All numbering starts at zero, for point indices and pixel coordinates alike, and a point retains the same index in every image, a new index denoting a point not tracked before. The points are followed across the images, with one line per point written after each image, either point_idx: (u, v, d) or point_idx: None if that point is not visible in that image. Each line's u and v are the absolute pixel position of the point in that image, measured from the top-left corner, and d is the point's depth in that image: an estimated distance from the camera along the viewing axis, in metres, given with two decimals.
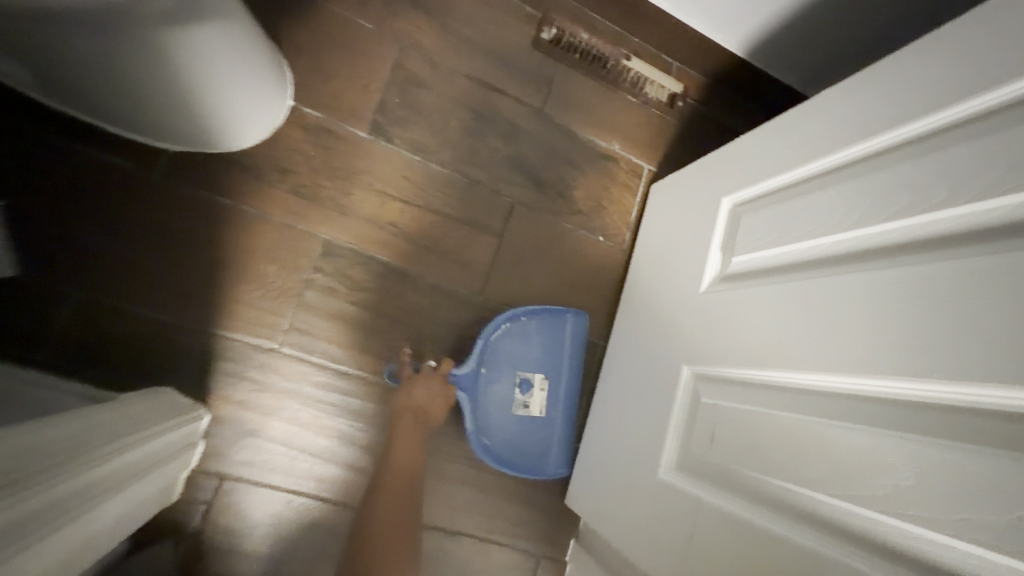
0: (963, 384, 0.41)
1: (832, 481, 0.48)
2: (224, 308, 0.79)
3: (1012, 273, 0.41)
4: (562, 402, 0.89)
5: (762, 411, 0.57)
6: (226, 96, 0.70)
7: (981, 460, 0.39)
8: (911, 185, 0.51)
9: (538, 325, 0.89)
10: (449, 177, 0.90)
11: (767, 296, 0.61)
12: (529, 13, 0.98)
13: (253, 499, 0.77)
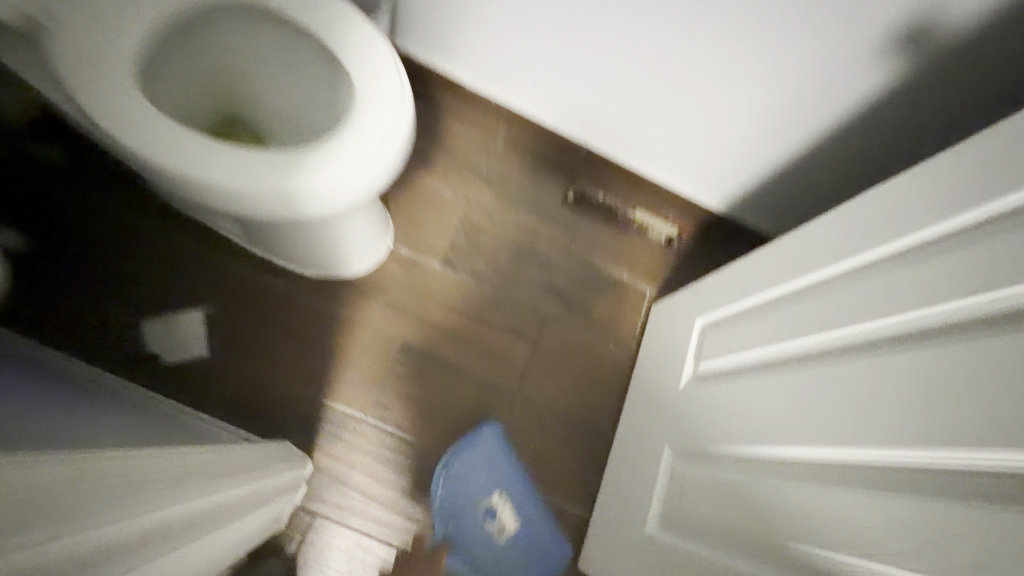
0: (916, 453, 0.52)
1: (830, 539, 0.57)
2: (331, 385, 1.09)
3: (937, 366, 0.52)
4: (525, 498, 1.12)
5: (773, 482, 0.67)
6: (351, 242, 1.04)
7: (933, 513, 0.48)
8: (860, 299, 0.64)
9: (470, 463, 1.10)
10: (496, 296, 1.23)
11: (764, 389, 0.74)
12: (560, 178, 1.35)
13: (336, 532, 1.02)
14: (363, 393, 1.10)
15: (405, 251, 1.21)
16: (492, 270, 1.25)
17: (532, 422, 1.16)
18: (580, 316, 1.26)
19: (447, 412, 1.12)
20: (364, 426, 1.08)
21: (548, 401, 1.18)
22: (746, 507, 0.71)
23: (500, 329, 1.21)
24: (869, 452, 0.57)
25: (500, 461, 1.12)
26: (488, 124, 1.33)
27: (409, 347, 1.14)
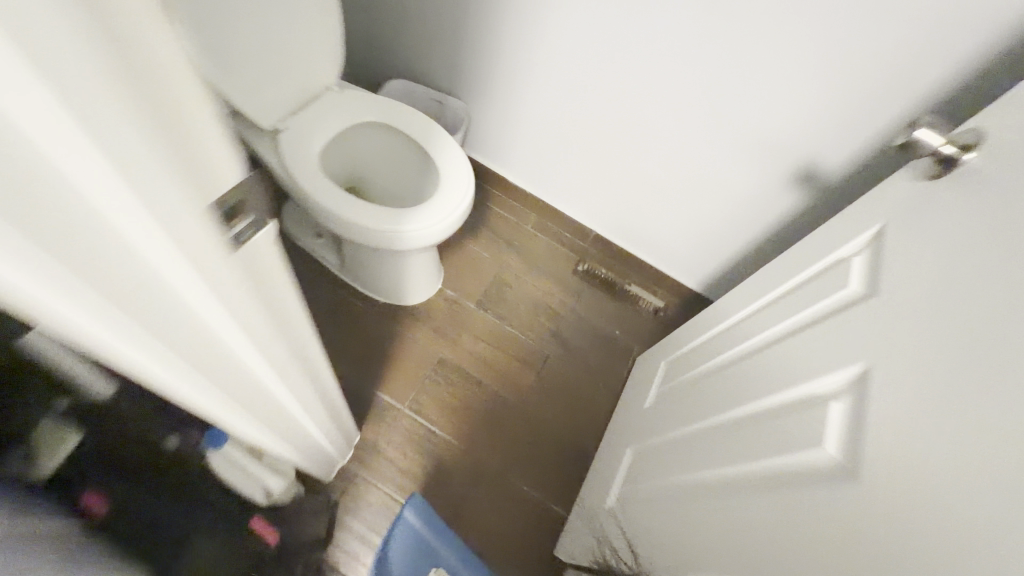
0: (783, 389, 0.77)
1: (724, 458, 0.79)
2: (382, 382, 1.44)
3: (805, 338, 0.79)
4: (462, 568, 1.10)
5: (697, 441, 0.90)
6: (412, 277, 1.46)
7: (785, 416, 0.72)
8: (772, 314, 0.93)
9: (397, 543, 1.10)
10: (514, 334, 1.59)
11: (705, 385, 1.00)
12: (573, 254, 1.78)
13: (368, 493, 1.31)
14: (405, 392, 1.43)
15: (452, 293, 1.61)
16: (514, 316, 1.63)
17: (532, 437, 1.45)
18: (578, 357, 1.60)
19: (467, 417, 1.44)
20: (402, 417, 1.40)
21: (547, 422, 1.48)
22: (681, 462, 0.92)
23: (515, 361, 1.55)
24: (736, 412, 0.85)
25: (428, 534, 1.11)
26: (524, 211, 1.81)
27: (444, 363, 1.49)
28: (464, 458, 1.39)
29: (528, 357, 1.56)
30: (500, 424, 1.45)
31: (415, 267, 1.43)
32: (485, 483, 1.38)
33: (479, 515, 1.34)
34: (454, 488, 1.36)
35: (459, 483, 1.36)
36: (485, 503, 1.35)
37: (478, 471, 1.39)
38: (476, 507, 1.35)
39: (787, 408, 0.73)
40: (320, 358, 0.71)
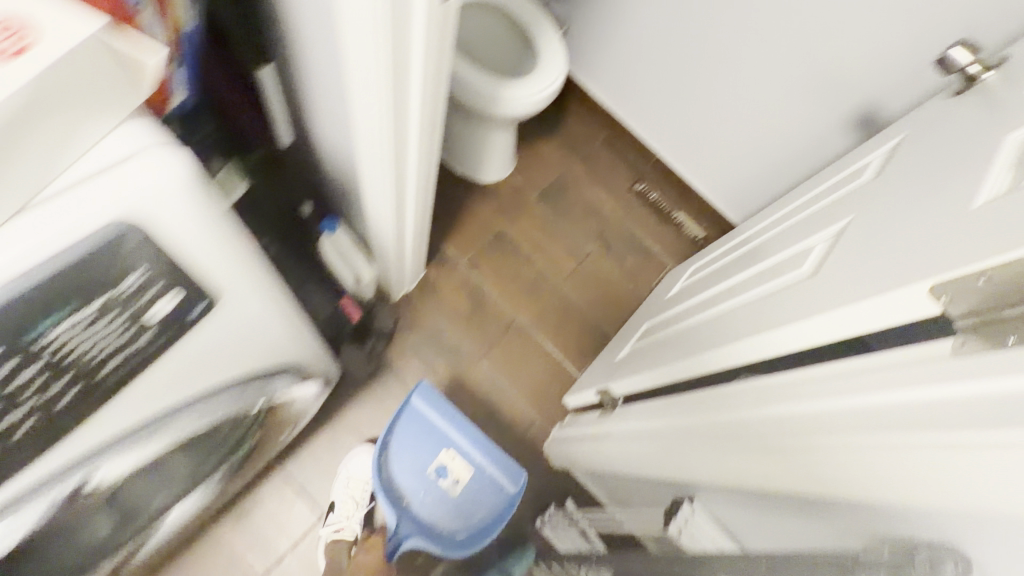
0: (785, 248, 1.00)
1: (727, 297, 1.03)
2: (448, 237, 1.67)
3: (814, 218, 1.01)
4: (469, 447, 1.26)
5: (709, 296, 1.14)
6: (491, 152, 1.66)
7: (782, 262, 0.95)
8: (798, 210, 1.14)
9: (406, 425, 1.27)
10: (567, 225, 1.80)
11: (726, 265, 1.23)
12: (632, 175, 1.96)
13: (421, 316, 1.55)
14: (465, 250, 1.67)
15: (519, 181, 1.82)
16: (569, 212, 1.82)
17: (564, 313, 1.67)
18: (619, 258, 1.80)
19: (512, 282, 1.66)
20: (459, 269, 1.63)
21: (578, 304, 1.69)
22: (689, 312, 1.16)
23: (562, 249, 1.76)
24: (745, 272, 1.08)
25: (438, 417, 1.27)
26: (596, 127, 1.98)
27: (502, 236, 1.72)
28: (504, 314, 1.61)
29: (574, 248, 1.77)
30: (539, 295, 1.66)
31: (495, 142, 1.62)
32: (516, 337, 1.60)
33: (507, 362, 1.57)
34: (490, 335, 1.58)
35: (495, 332, 1.59)
36: (514, 353, 1.58)
37: (512, 326, 1.61)
38: (508, 350, 1.58)
39: (787, 255, 0.95)
40: (433, 148, 0.97)
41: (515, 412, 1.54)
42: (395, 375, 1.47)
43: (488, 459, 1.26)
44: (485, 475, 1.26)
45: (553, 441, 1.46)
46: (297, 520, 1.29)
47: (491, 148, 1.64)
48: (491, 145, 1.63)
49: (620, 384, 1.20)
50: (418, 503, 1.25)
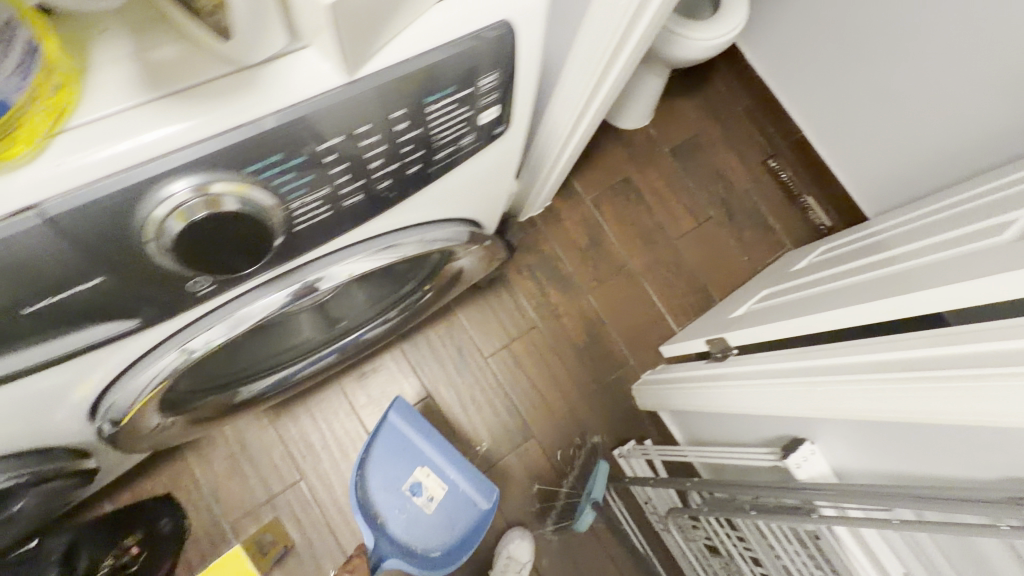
0: (974, 233, 1.01)
1: (902, 272, 1.05)
2: (577, 173, 1.71)
3: (1009, 208, 1.01)
4: (444, 464, 1.29)
5: (864, 272, 1.16)
6: (637, 98, 1.68)
7: (977, 243, 0.96)
8: (982, 202, 1.13)
9: (382, 442, 1.27)
10: (692, 187, 1.80)
11: (882, 249, 1.23)
12: (768, 150, 1.91)
13: (540, 242, 1.62)
14: (590, 188, 1.71)
15: (653, 133, 1.82)
16: (696, 174, 1.82)
17: (673, 269, 1.69)
18: (736, 230, 1.78)
19: (630, 229, 1.70)
20: (582, 205, 1.69)
21: (689, 263, 1.71)
22: (837, 285, 1.18)
23: (683, 207, 1.77)
24: (917, 254, 1.09)
25: (414, 433, 1.29)
26: (741, 92, 1.93)
27: (628, 182, 1.75)
28: (616, 257, 1.66)
29: (694, 209, 1.77)
30: (652, 246, 1.70)
31: (646, 88, 1.64)
32: (623, 281, 1.64)
33: (611, 301, 1.61)
34: (600, 272, 1.63)
35: (605, 272, 1.64)
36: (619, 295, 1.62)
37: (622, 269, 1.65)
38: (613, 293, 1.62)
39: (984, 237, 0.96)
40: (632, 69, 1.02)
41: (610, 350, 1.57)
42: (508, 289, 1.56)
43: (461, 477, 1.29)
44: (458, 492, 1.28)
45: (645, 385, 1.50)
46: (407, 393, 1.43)
47: (639, 93, 1.66)
48: (640, 90, 1.65)
49: (735, 334, 1.24)
50: (394, 522, 1.24)
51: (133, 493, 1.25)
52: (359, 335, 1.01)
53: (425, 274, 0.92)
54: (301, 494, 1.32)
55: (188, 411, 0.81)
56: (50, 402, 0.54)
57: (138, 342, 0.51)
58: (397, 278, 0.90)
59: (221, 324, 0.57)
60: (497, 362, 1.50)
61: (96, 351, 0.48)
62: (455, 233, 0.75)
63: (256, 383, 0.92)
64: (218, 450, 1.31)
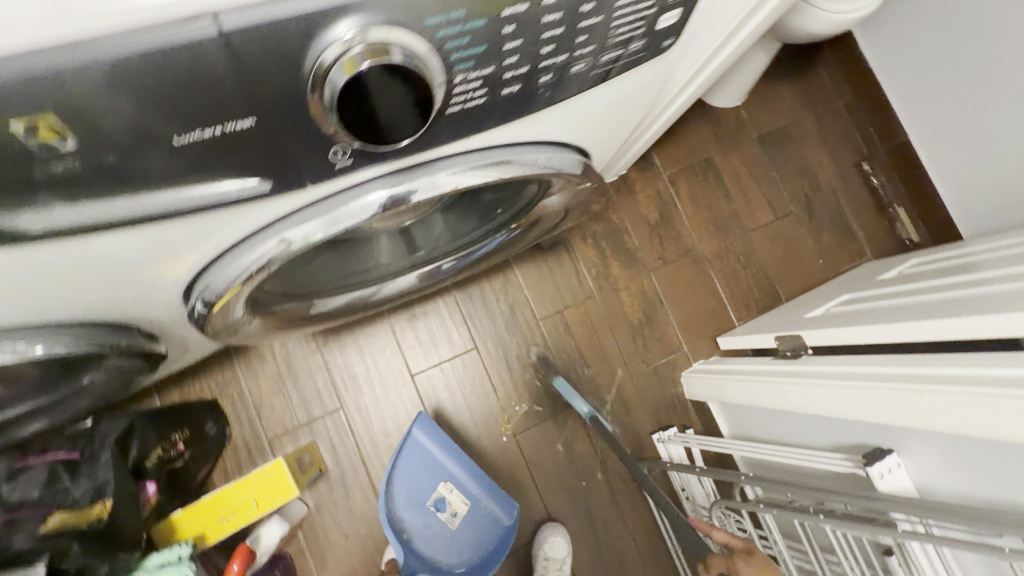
0: None
1: (1013, 288, 0.95)
2: (658, 145, 1.62)
3: None
4: (465, 479, 1.25)
5: (965, 285, 1.07)
6: (739, 78, 1.57)
7: None
8: None
9: (407, 457, 1.24)
10: (775, 178, 1.69)
11: (989, 263, 1.12)
12: (862, 152, 1.77)
13: (610, 212, 1.55)
14: (668, 164, 1.62)
15: (744, 115, 1.71)
16: (781, 165, 1.71)
17: (743, 261, 1.60)
18: (814, 231, 1.68)
19: (703, 212, 1.61)
20: (658, 180, 1.60)
21: (759, 257, 1.61)
22: (933, 294, 1.09)
23: (762, 199, 1.66)
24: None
25: (437, 450, 1.25)
26: (844, 86, 1.79)
27: (709, 163, 1.65)
28: (685, 239, 1.58)
29: (774, 202, 1.67)
30: (724, 234, 1.61)
31: (751, 66, 1.53)
32: (689, 265, 1.56)
33: (673, 284, 1.54)
34: (667, 252, 1.56)
35: (671, 252, 1.56)
36: (681, 278, 1.55)
37: (689, 253, 1.57)
38: (676, 275, 1.55)
39: None
40: None
41: (665, 333, 1.51)
42: (571, 254, 1.50)
43: (485, 493, 1.25)
44: (482, 508, 1.25)
45: (698, 374, 1.43)
46: (455, 342, 1.40)
47: (743, 73, 1.55)
48: (744, 70, 1.54)
49: (813, 334, 1.17)
50: (419, 538, 1.21)
51: (181, 392, 1.25)
52: (433, 266, 1.01)
53: (513, 214, 0.89)
54: (338, 423, 1.31)
55: (269, 312, 0.81)
56: (155, 261, 0.51)
57: (257, 214, 0.48)
58: (484, 212, 0.89)
59: (323, 219, 0.53)
60: (549, 325, 1.45)
61: (220, 211, 0.45)
62: (573, 164, 0.68)
63: (331, 298, 0.93)
64: (265, 366, 1.30)
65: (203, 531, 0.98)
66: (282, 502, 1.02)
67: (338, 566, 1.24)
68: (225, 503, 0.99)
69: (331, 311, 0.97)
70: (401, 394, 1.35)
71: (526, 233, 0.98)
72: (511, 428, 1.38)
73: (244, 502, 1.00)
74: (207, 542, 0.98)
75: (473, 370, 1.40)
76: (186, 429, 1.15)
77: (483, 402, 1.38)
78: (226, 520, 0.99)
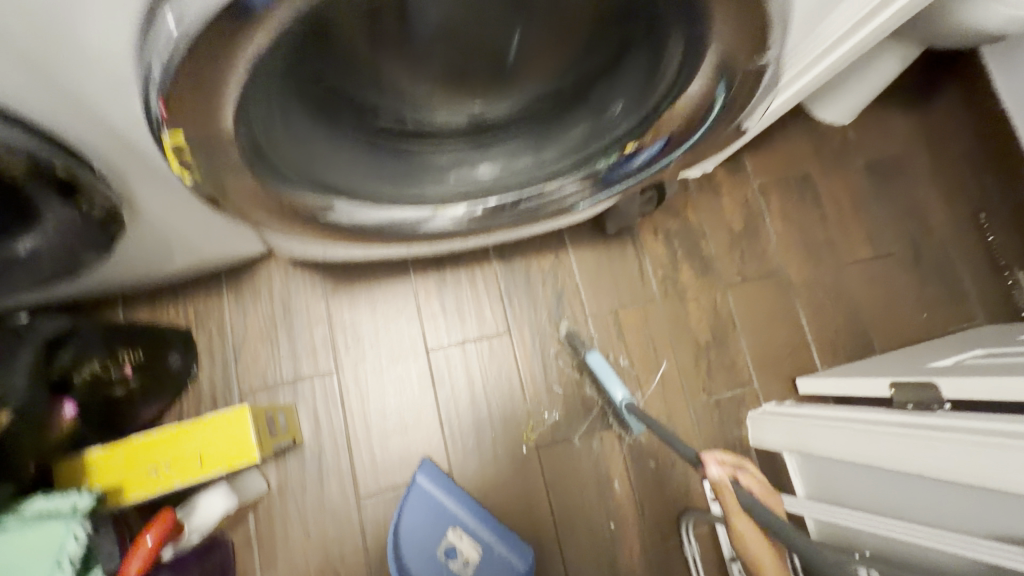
0: None
1: None
2: (752, 147, 1.40)
3: None
4: (475, 519, 0.99)
5: None
6: (871, 87, 1.36)
7: None
8: None
9: (413, 503, 0.99)
10: (879, 210, 1.44)
11: None
12: (983, 202, 1.50)
13: (688, 209, 1.32)
14: (762, 171, 1.40)
15: (852, 136, 1.49)
16: (888, 198, 1.46)
17: (834, 296, 1.34)
18: (919, 279, 1.41)
19: (795, 233, 1.37)
20: (747, 187, 1.37)
21: (854, 296, 1.35)
22: None
23: (863, 232, 1.42)
24: None
25: (446, 500, 1.00)
26: (971, 125, 1.54)
27: (807, 179, 1.42)
28: (770, 258, 1.33)
29: (877, 238, 1.42)
30: (816, 261, 1.36)
31: (888, 73, 1.32)
32: (771, 288, 1.31)
33: (751, 306, 1.29)
34: (748, 268, 1.31)
35: (753, 270, 1.31)
36: (761, 302, 1.30)
37: (772, 274, 1.32)
38: (755, 296, 1.30)
39: None
40: None
41: (733, 362, 1.24)
42: (637, 247, 1.26)
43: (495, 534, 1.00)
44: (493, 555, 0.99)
45: (772, 417, 1.14)
46: (484, 322, 1.15)
47: (876, 81, 1.34)
48: (879, 78, 1.33)
49: (954, 384, 0.89)
50: None
51: (149, 312, 1.02)
52: (496, 201, 0.79)
53: (628, 130, 0.74)
54: (326, 389, 1.05)
55: (272, 178, 0.58)
56: None
57: None
58: (590, 127, 0.74)
59: None
60: (598, 325, 1.20)
61: None
62: None
63: (358, 209, 0.70)
64: (256, 304, 1.06)
65: (120, 484, 0.72)
66: (233, 468, 0.75)
67: (289, 569, 0.96)
68: (162, 452, 0.74)
69: (353, 229, 0.73)
70: (409, 370, 1.09)
71: (637, 166, 0.80)
72: (534, 438, 1.10)
73: (186, 456, 0.74)
74: (126, 498, 0.72)
75: (500, 359, 1.14)
76: (144, 352, 0.88)
77: (504, 401, 1.11)
78: (156, 475, 0.73)
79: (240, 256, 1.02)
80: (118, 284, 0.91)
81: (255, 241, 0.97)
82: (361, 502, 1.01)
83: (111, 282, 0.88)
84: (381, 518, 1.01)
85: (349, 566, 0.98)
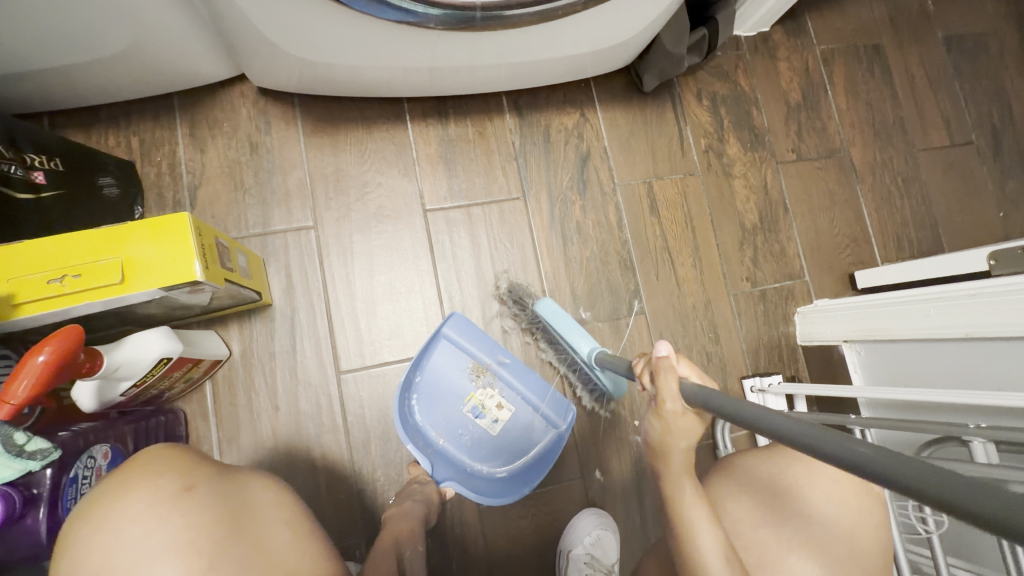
0: None
1: None
2: (814, 10, 1.17)
3: None
4: (511, 378, 0.86)
5: None
6: None
7: None
8: None
9: (440, 357, 0.86)
10: (958, 92, 1.21)
11: None
12: None
13: (737, 73, 1.11)
14: (826, 36, 1.17)
15: (933, 5, 1.23)
16: (971, 81, 1.22)
17: (899, 185, 1.15)
18: (1001, 171, 1.18)
19: (862, 111, 1.16)
20: (809, 54, 1.16)
21: (923, 187, 1.15)
22: None
23: (936, 115, 1.19)
24: None
25: (479, 356, 0.86)
26: None
27: (877, 51, 1.19)
28: (831, 137, 1.13)
29: (954, 123, 1.19)
30: (882, 145, 1.16)
31: None
32: (831, 170, 1.12)
33: (806, 187, 1.10)
34: (803, 146, 1.12)
35: (810, 148, 1.12)
36: (817, 184, 1.11)
37: (833, 155, 1.13)
38: (809, 179, 1.11)
39: None
40: None
41: (784, 250, 1.06)
42: (678, 112, 1.06)
43: (534, 393, 0.86)
44: (528, 415, 0.87)
45: (829, 307, 0.96)
46: (494, 182, 0.96)
47: None
48: None
49: None
50: (456, 447, 0.85)
51: (85, 140, 0.84)
52: None
53: None
54: (302, 248, 0.87)
55: None
56: None
57: None
58: None
59: None
60: (628, 198, 1.01)
61: None
62: None
63: None
64: (217, 140, 0.87)
65: (10, 292, 0.54)
66: (168, 288, 0.57)
67: (256, 448, 0.80)
68: (74, 256, 0.56)
69: None
70: (402, 232, 0.91)
71: None
72: (551, 319, 0.94)
73: (100, 265, 0.56)
74: (15, 309, 0.54)
75: (513, 224, 0.95)
76: (63, 164, 0.70)
77: (515, 275, 0.94)
78: (61, 284, 0.55)
79: (194, 74, 0.82)
80: (29, 77, 0.71)
81: (209, 44, 0.76)
82: (342, 378, 0.85)
83: (14, 62, 0.68)
84: (364, 398, 0.85)
85: (328, 448, 0.82)
